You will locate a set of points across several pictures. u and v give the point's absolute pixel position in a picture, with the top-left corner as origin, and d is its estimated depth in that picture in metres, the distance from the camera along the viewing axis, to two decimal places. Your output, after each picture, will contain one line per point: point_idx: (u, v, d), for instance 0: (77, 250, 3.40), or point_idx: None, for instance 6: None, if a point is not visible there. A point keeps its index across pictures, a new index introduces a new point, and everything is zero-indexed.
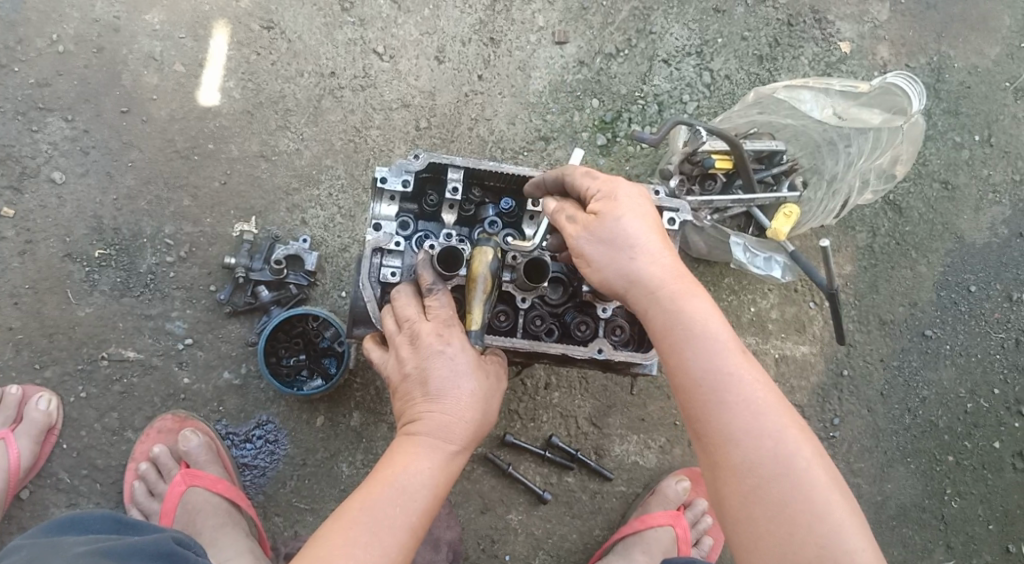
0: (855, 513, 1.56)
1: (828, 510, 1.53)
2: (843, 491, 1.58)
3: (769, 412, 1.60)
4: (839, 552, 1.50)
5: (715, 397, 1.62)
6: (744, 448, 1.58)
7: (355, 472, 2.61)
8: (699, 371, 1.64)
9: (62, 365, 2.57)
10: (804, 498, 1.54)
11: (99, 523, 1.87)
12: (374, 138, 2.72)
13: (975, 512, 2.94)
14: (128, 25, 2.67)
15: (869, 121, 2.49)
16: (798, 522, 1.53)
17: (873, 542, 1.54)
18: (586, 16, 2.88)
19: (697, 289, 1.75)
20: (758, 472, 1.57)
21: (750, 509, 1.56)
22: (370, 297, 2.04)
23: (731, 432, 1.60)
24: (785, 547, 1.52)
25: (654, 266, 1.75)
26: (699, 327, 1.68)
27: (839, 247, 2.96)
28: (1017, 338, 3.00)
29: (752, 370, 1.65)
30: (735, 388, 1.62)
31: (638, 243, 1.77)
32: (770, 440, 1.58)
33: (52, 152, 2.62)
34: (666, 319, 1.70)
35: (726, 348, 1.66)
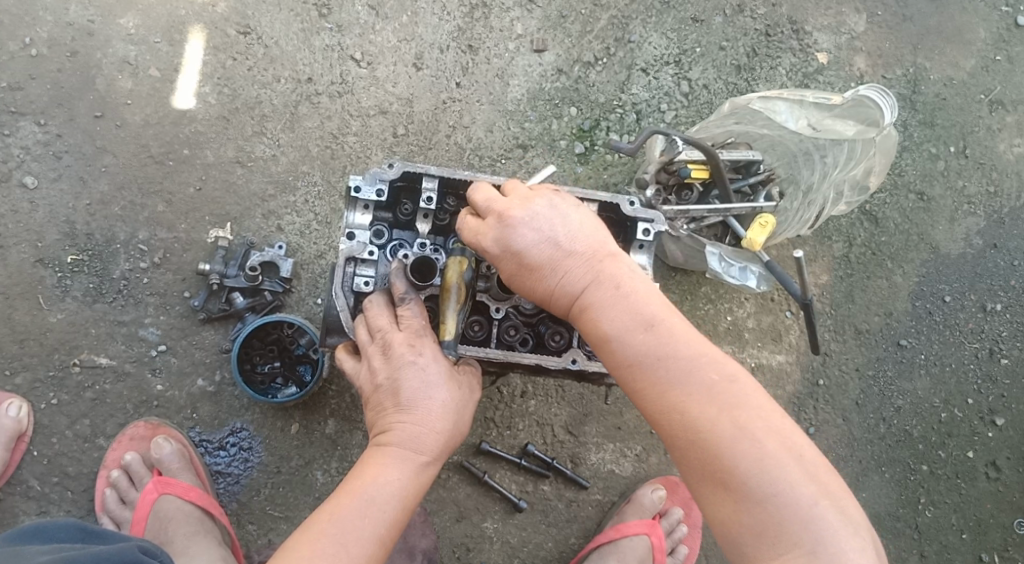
0: (796, 459, 1.52)
1: (764, 463, 1.51)
2: (784, 439, 1.54)
3: (699, 381, 1.59)
4: (768, 497, 1.49)
5: (646, 381, 1.62)
6: (667, 419, 1.59)
7: (330, 480, 2.60)
8: (628, 359, 1.65)
9: (33, 371, 2.54)
10: (727, 453, 1.52)
11: (64, 531, 1.85)
12: (351, 145, 2.72)
13: (949, 521, 2.96)
14: (103, 29, 2.65)
15: (844, 132, 2.50)
16: (738, 481, 1.51)
17: (822, 481, 1.51)
18: (565, 25, 2.89)
19: (623, 279, 1.74)
20: (693, 442, 1.56)
21: (689, 473, 1.57)
22: (343, 305, 2.03)
23: (654, 408, 1.61)
24: (725, 504, 1.52)
25: (568, 281, 1.75)
26: (620, 316, 1.68)
27: (815, 257, 2.97)
28: (991, 348, 3.02)
29: (678, 344, 1.63)
30: (662, 367, 1.61)
31: (547, 264, 1.76)
32: (689, 407, 1.57)
33: (24, 156, 2.60)
34: (591, 317, 1.72)
35: (648, 329, 1.66)
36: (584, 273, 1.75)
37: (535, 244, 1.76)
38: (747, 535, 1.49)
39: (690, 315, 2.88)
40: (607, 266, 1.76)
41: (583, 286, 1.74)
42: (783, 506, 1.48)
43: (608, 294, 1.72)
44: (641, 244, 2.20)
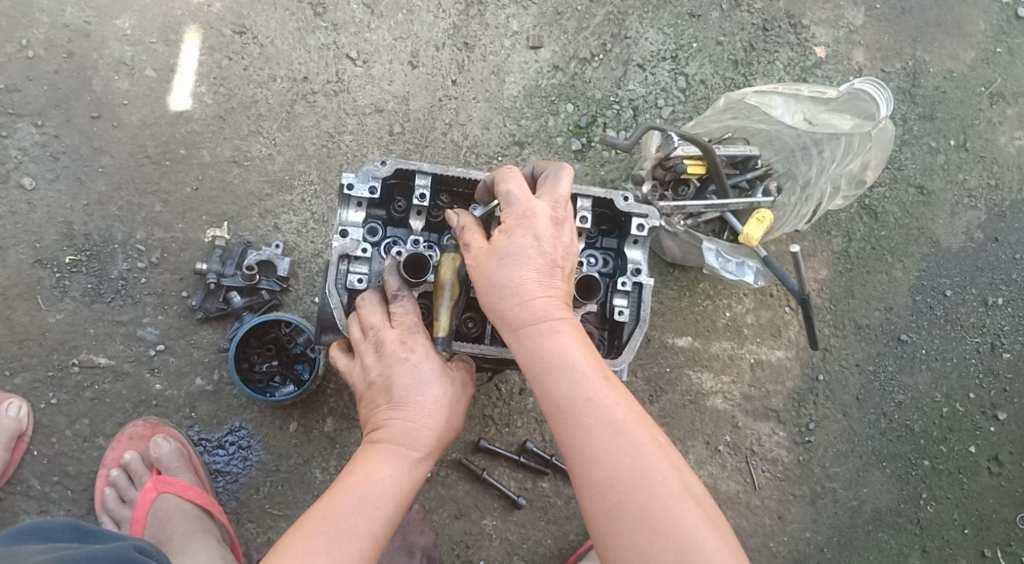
0: (712, 523, 1.56)
1: (687, 519, 1.53)
2: (702, 504, 1.58)
3: (631, 432, 1.60)
4: (693, 556, 1.50)
5: (580, 422, 1.61)
6: (603, 464, 1.58)
7: (328, 478, 2.61)
8: (566, 398, 1.63)
9: (33, 372, 2.56)
10: (662, 508, 1.54)
11: (62, 531, 1.86)
12: (348, 144, 2.72)
13: (951, 516, 2.95)
14: (99, 30, 2.66)
15: (840, 126, 2.49)
16: (659, 533, 1.52)
17: (732, 547, 1.55)
18: (561, 21, 2.88)
19: (575, 320, 1.74)
20: (619, 489, 1.56)
21: (613, 523, 1.55)
22: (337, 303, 2.01)
23: (591, 449, 1.59)
24: (647, 558, 1.51)
25: (533, 307, 1.71)
26: (567, 354, 1.67)
27: (813, 252, 2.96)
28: (992, 342, 3.00)
29: (615, 393, 1.65)
30: (598, 410, 1.61)
31: (519, 287, 1.72)
32: (631, 455, 1.58)
33: (22, 158, 2.61)
34: (536, 349, 1.68)
35: (591, 371, 1.66)
36: (547, 303, 1.72)
37: (518, 264, 1.73)
38: None
39: (688, 312, 2.88)
40: (565, 303, 1.76)
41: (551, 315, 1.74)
42: None
43: (561, 330, 1.70)
44: (635, 239, 2.19)
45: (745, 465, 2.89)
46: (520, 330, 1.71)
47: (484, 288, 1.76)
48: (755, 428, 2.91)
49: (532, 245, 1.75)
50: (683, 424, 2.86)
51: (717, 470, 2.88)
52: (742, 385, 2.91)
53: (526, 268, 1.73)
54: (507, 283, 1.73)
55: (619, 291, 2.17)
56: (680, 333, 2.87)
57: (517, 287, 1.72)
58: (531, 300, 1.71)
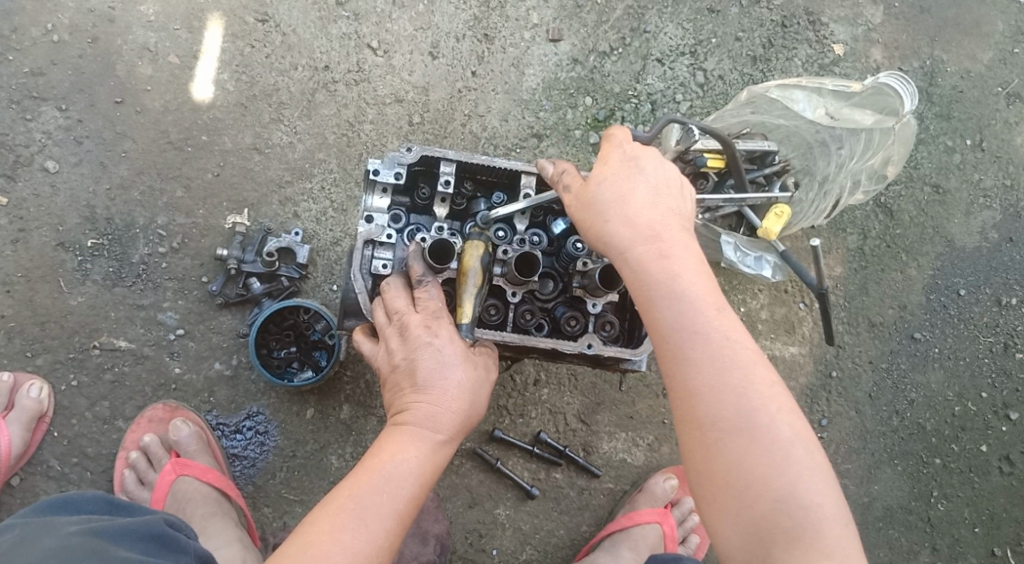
0: (819, 468, 1.54)
1: (787, 466, 1.52)
2: (809, 450, 1.55)
3: (742, 366, 1.59)
4: (792, 503, 1.50)
5: (685, 349, 1.61)
6: (705, 399, 1.58)
7: (344, 464, 2.62)
8: (673, 327, 1.63)
9: (54, 353, 2.58)
10: (765, 451, 1.53)
11: (92, 503, 1.87)
12: (367, 133, 2.73)
13: (962, 514, 2.95)
14: (123, 16, 2.68)
15: (862, 121, 2.50)
16: (755, 477, 1.52)
17: (837, 499, 1.52)
18: (581, 14, 2.90)
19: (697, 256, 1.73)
20: (720, 425, 1.55)
21: (710, 461, 1.56)
22: (360, 288, 2.05)
23: (693, 383, 1.59)
24: (741, 499, 1.52)
25: (640, 227, 1.73)
26: (678, 282, 1.66)
27: (829, 249, 2.97)
28: (1005, 342, 3.01)
29: (728, 328, 1.63)
30: (706, 342, 1.60)
31: (627, 206, 1.75)
32: (735, 392, 1.57)
33: (46, 141, 2.63)
34: (647, 273, 1.69)
35: (703, 304, 1.64)
36: (658, 227, 1.73)
37: (621, 186, 1.77)
38: (757, 537, 1.49)
39: None
40: (679, 230, 1.74)
41: (656, 236, 1.72)
42: (808, 518, 1.49)
43: (674, 256, 1.69)
44: None
45: None
46: (628, 253, 1.72)
47: (585, 216, 1.80)
48: None
49: (629, 175, 1.78)
50: None
51: None
52: None
53: (632, 193, 1.76)
54: (613, 202, 1.76)
55: None
56: None
57: (632, 203, 1.75)
58: (637, 220, 1.73)
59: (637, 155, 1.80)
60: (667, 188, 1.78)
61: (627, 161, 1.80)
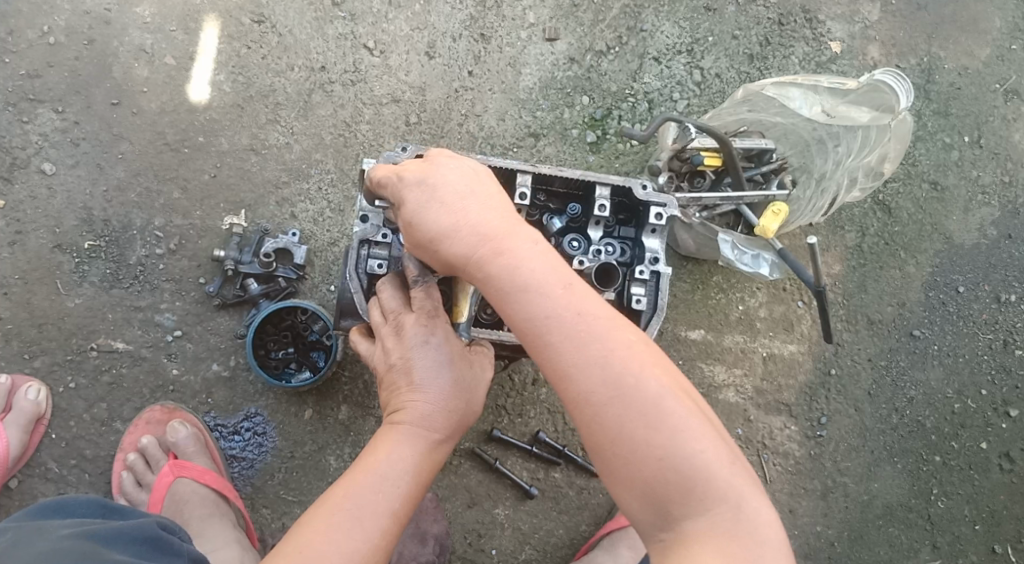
0: (695, 416, 1.49)
1: (668, 423, 1.46)
2: (682, 399, 1.50)
3: (600, 337, 1.50)
4: (679, 459, 1.45)
5: (544, 336, 1.51)
6: (575, 379, 1.50)
7: (342, 465, 2.62)
8: (526, 316, 1.52)
9: (51, 355, 2.58)
10: (643, 415, 1.47)
11: (85, 507, 1.88)
12: (364, 133, 2.73)
13: (962, 512, 2.94)
14: (120, 18, 2.68)
15: (858, 118, 2.49)
16: (637, 443, 1.46)
17: (719, 441, 1.49)
18: (577, 13, 2.90)
19: (524, 237, 1.58)
20: (594, 402, 1.48)
21: (594, 436, 1.49)
22: (357, 288, 2.06)
23: (561, 365, 1.50)
24: (631, 466, 1.46)
25: (467, 237, 1.57)
26: (518, 276, 1.53)
27: (827, 246, 2.96)
28: (1005, 339, 3.00)
29: (577, 300, 1.53)
30: (563, 324, 1.51)
31: (449, 222, 1.58)
32: (601, 365, 1.49)
33: (43, 143, 2.63)
34: (488, 284, 1.56)
35: (549, 285, 1.53)
36: (487, 222, 1.58)
37: (429, 207, 1.60)
38: (655, 499, 1.45)
39: (701, 304, 2.89)
40: (507, 218, 1.59)
41: (486, 243, 1.56)
42: (697, 469, 1.45)
43: (505, 250, 1.55)
44: (654, 228, 2.20)
45: (756, 458, 2.90)
46: (468, 265, 1.56)
47: (420, 246, 1.63)
48: (767, 421, 2.91)
49: (423, 195, 1.62)
50: None
51: None
52: (754, 378, 2.91)
53: (452, 197, 1.60)
54: (431, 226, 1.59)
55: (636, 280, 2.17)
56: (693, 326, 2.88)
57: (454, 217, 1.58)
58: (462, 230, 1.57)
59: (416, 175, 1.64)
60: (469, 187, 1.62)
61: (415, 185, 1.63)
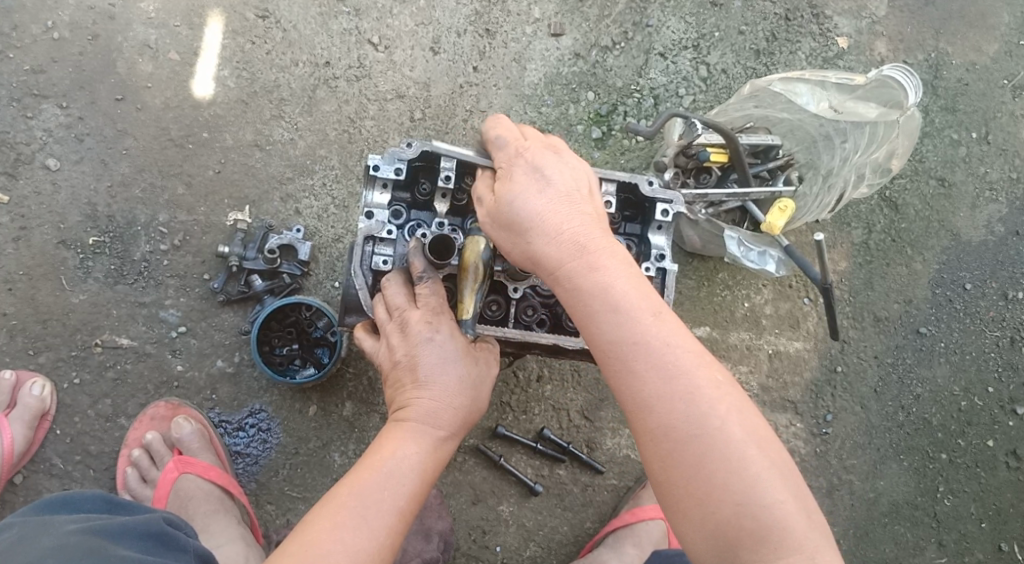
0: (775, 466, 1.48)
1: (745, 465, 1.46)
2: (763, 445, 1.50)
3: (686, 372, 1.52)
4: (755, 504, 1.44)
5: (630, 363, 1.55)
6: (656, 410, 1.52)
7: (347, 461, 2.62)
8: (615, 341, 1.57)
9: (56, 351, 2.58)
10: (720, 454, 1.47)
11: (90, 503, 1.87)
12: (369, 129, 2.72)
13: (968, 510, 2.93)
14: (123, 13, 2.67)
15: (866, 114, 2.47)
16: (713, 484, 1.46)
17: (796, 494, 1.47)
18: (582, 8, 2.88)
19: (615, 260, 1.64)
20: (673, 435, 1.50)
21: (669, 471, 1.50)
22: (361, 284, 2.05)
23: (644, 394, 1.53)
24: (705, 505, 1.46)
25: (561, 259, 1.64)
26: (611, 298, 1.59)
27: (833, 243, 2.95)
28: (1012, 336, 2.99)
29: (667, 333, 1.56)
30: (650, 353, 1.54)
31: (544, 244, 1.66)
32: (683, 399, 1.51)
33: (47, 138, 2.62)
34: (579, 301, 1.62)
35: (640, 313, 1.57)
36: (581, 235, 1.66)
37: (528, 230, 1.68)
38: (726, 542, 1.43)
39: (707, 301, 2.88)
40: (601, 242, 1.66)
41: (581, 264, 1.63)
42: (773, 517, 1.43)
43: (603, 273, 1.61)
44: (660, 225, 2.18)
45: None
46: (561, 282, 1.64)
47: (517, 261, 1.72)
48: (772, 418, 2.90)
49: (523, 218, 1.68)
50: None
51: None
52: (760, 375, 2.90)
53: (551, 207, 1.68)
54: (529, 249, 1.68)
55: (643, 277, 2.17)
56: (698, 323, 2.87)
57: (549, 237, 1.66)
58: (562, 252, 1.65)
59: (510, 201, 1.70)
60: (564, 208, 1.69)
61: (512, 209, 1.70)
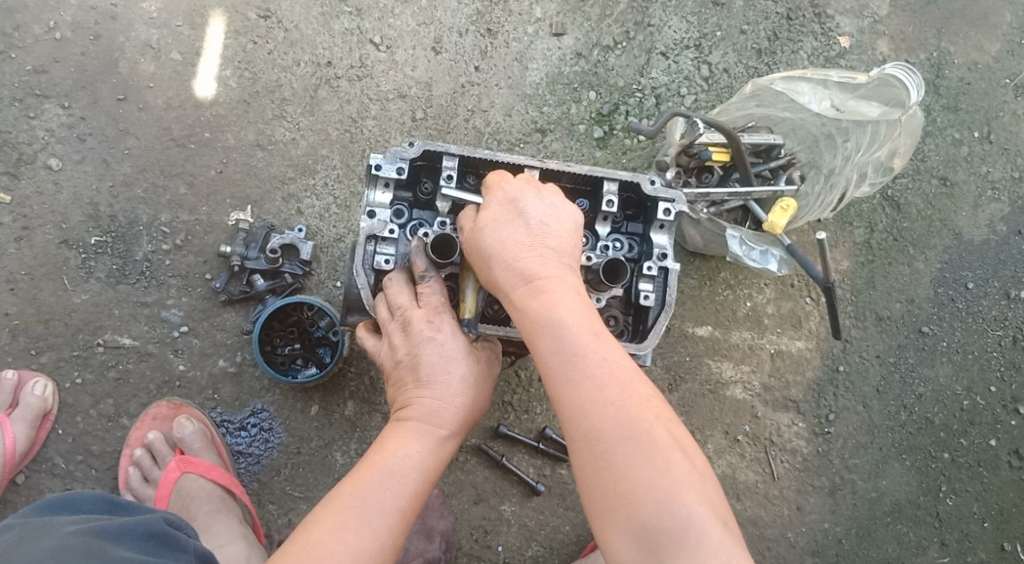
0: (698, 477, 1.49)
1: (668, 472, 1.47)
2: (687, 457, 1.51)
3: (618, 382, 1.55)
4: (676, 510, 1.44)
5: (564, 370, 1.57)
6: (585, 415, 1.53)
7: (349, 461, 2.62)
8: (552, 349, 1.59)
9: (58, 351, 2.58)
10: (646, 460, 1.48)
11: (91, 503, 1.87)
12: (370, 129, 2.73)
13: (971, 509, 2.92)
14: (125, 13, 2.68)
15: (868, 114, 2.48)
16: (637, 488, 1.46)
17: (717, 505, 1.47)
18: (584, 8, 2.88)
19: (564, 284, 1.67)
20: (601, 439, 1.50)
21: (594, 475, 1.50)
22: (364, 283, 2.04)
23: (574, 400, 1.54)
24: (628, 509, 1.46)
25: (514, 284, 1.69)
26: (553, 311, 1.62)
27: (835, 243, 2.95)
28: (1014, 336, 2.98)
29: (603, 346, 1.59)
30: (584, 362, 1.56)
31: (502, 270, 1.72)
32: (613, 406, 1.52)
33: (49, 139, 2.63)
34: (521, 315, 1.65)
35: (579, 327, 1.60)
36: (536, 263, 1.70)
37: (491, 257, 1.74)
38: (646, 545, 1.43)
39: (708, 301, 2.87)
40: (553, 270, 1.70)
41: (531, 287, 1.67)
42: (692, 523, 1.43)
43: (549, 291, 1.65)
44: (662, 224, 2.18)
45: (763, 455, 2.89)
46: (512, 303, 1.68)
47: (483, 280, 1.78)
48: (774, 418, 2.90)
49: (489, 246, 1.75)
50: (702, 414, 2.86)
51: (736, 460, 2.87)
52: (761, 374, 2.89)
53: (514, 237, 1.74)
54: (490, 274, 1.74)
55: (645, 276, 2.17)
56: (700, 322, 2.87)
57: (505, 264, 1.72)
58: (517, 276, 1.69)
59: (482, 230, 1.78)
60: (528, 240, 1.74)
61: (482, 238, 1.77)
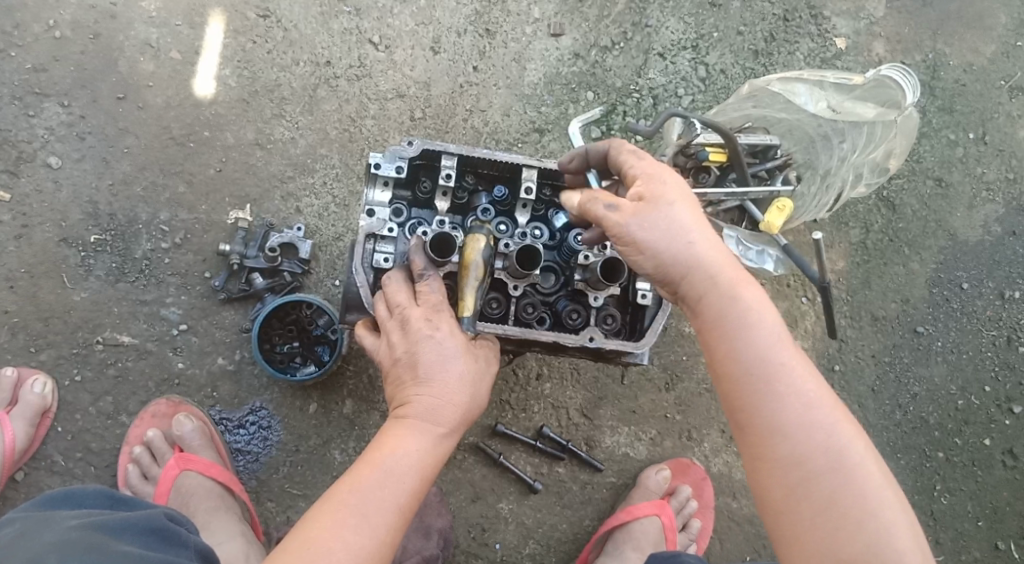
0: (897, 506, 1.56)
1: (868, 500, 1.54)
2: (885, 484, 1.57)
3: (817, 406, 1.60)
4: (880, 536, 1.51)
5: (763, 385, 1.61)
6: (789, 437, 1.59)
7: (347, 459, 2.63)
8: (753, 362, 1.63)
9: (57, 349, 2.58)
10: (846, 486, 1.55)
11: (93, 498, 1.89)
12: (369, 128, 2.74)
13: (965, 508, 2.94)
14: (125, 12, 2.68)
15: (865, 114, 2.51)
16: (842, 512, 1.54)
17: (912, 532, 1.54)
18: (582, 9, 2.90)
19: (752, 293, 1.71)
20: (806, 460, 1.57)
21: (797, 494, 1.57)
22: (362, 282, 2.05)
23: (776, 419, 1.60)
24: (831, 530, 1.53)
25: (709, 275, 1.70)
26: (756, 321, 1.66)
27: (832, 243, 2.96)
28: (1008, 336, 3.00)
29: (801, 366, 1.64)
30: (785, 381, 1.61)
31: (693, 257, 1.70)
32: (815, 429, 1.59)
33: (48, 137, 2.63)
34: (726, 317, 1.68)
35: (782, 342, 1.65)
36: (723, 260, 1.73)
37: (678, 237, 1.71)
38: None
39: None
40: (735, 270, 1.73)
41: (721, 287, 1.70)
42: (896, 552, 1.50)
43: (741, 298, 1.69)
44: None
45: None
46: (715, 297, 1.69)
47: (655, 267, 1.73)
48: None
49: (682, 227, 1.72)
50: (699, 413, 2.87)
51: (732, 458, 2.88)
52: None
53: (697, 223, 1.75)
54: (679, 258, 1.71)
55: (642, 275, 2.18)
56: None
57: (690, 242, 1.71)
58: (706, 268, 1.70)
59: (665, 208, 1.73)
60: (705, 230, 1.76)
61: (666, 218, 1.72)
